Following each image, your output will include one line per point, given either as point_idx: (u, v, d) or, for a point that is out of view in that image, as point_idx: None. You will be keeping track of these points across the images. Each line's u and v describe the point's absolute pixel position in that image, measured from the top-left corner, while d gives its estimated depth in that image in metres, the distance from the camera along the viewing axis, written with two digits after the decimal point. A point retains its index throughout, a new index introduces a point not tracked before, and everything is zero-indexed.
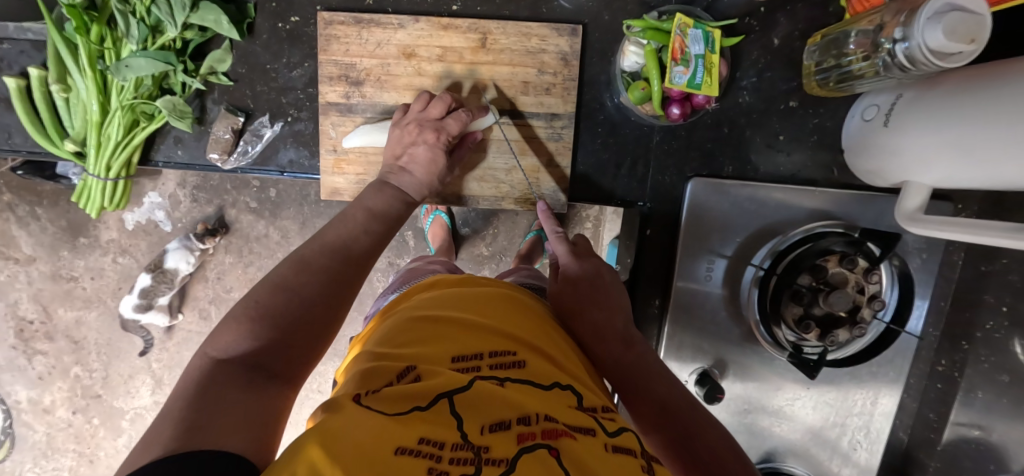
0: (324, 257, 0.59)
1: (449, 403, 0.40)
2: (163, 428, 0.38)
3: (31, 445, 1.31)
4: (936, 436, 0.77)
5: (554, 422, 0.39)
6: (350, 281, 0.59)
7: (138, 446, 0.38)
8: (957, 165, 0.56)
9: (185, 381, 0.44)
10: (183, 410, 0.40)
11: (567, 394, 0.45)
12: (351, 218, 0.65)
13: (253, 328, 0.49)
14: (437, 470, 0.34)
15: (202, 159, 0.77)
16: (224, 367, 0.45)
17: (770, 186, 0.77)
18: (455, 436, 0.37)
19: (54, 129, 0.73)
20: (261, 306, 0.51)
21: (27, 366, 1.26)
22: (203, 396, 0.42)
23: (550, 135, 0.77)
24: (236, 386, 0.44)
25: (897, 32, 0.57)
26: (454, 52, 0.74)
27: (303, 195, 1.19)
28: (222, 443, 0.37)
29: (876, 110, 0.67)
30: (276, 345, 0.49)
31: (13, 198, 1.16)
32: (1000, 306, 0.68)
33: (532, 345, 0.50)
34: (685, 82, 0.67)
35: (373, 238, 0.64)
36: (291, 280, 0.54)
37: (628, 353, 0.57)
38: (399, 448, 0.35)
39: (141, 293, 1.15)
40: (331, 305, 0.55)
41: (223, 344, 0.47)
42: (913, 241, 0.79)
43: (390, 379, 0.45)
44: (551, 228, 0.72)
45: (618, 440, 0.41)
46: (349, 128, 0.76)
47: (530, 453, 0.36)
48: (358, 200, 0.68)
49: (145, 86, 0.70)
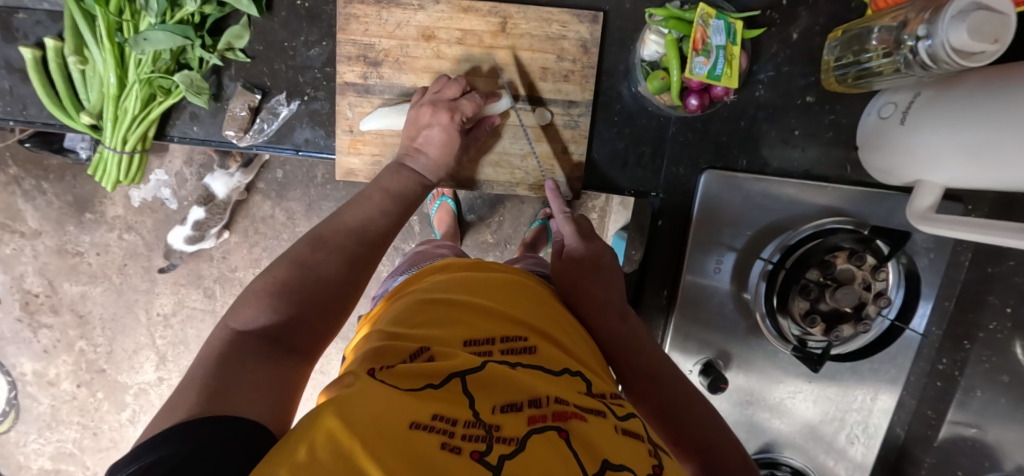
0: (341, 236, 0.59)
1: (461, 382, 0.41)
2: (185, 394, 0.39)
3: (35, 417, 1.32)
4: (933, 433, 0.78)
5: (564, 404, 0.40)
6: (366, 261, 0.59)
7: (160, 409, 0.39)
8: (975, 166, 0.56)
9: (206, 350, 0.45)
10: (205, 376, 0.40)
11: (577, 380, 0.45)
12: (368, 199, 0.65)
13: (272, 301, 0.49)
14: (450, 445, 0.34)
15: (217, 136, 0.77)
16: (244, 338, 0.46)
17: (783, 181, 0.77)
18: (467, 414, 0.38)
19: (70, 101, 0.73)
20: (280, 280, 0.51)
21: (32, 338, 1.27)
22: (224, 364, 0.42)
23: (567, 122, 0.77)
24: (256, 356, 0.45)
25: (921, 29, 0.57)
26: (474, 35, 0.74)
27: (311, 176, 1.20)
28: (244, 410, 0.38)
29: (893, 108, 0.66)
30: (295, 320, 0.50)
31: (19, 171, 1.16)
32: (1003, 307, 0.69)
33: (543, 331, 0.50)
34: (706, 73, 0.67)
35: (390, 219, 0.65)
36: (308, 257, 0.55)
37: (624, 327, 0.60)
38: (414, 422, 0.36)
39: (194, 226, 1.16)
40: (347, 284, 0.56)
41: (243, 316, 0.48)
42: (922, 240, 0.79)
43: (403, 358, 0.45)
44: (558, 207, 0.73)
45: (627, 424, 0.42)
46: (366, 110, 0.76)
47: (541, 433, 0.37)
48: (375, 181, 0.68)
49: (163, 60, 0.69)
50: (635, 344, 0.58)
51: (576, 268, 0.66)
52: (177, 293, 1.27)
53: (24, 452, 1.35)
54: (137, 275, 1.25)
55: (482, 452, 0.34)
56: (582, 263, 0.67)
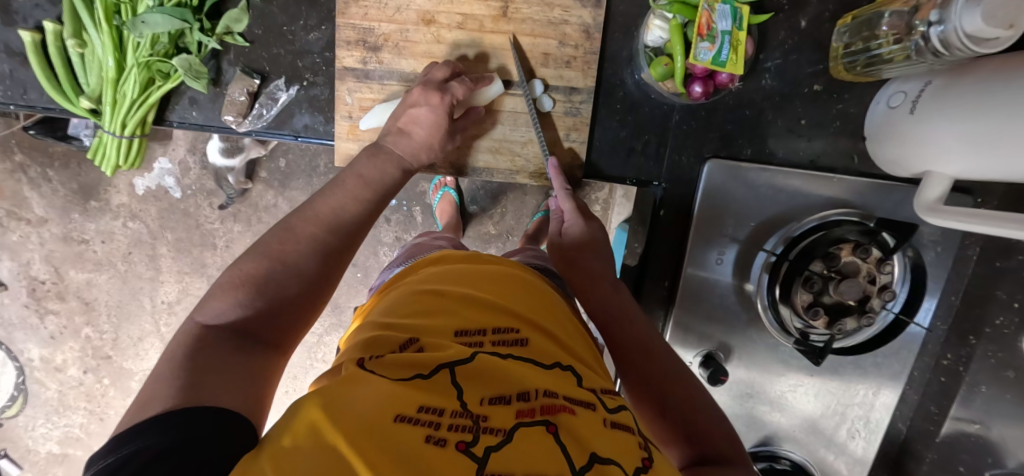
0: (312, 226, 0.58)
1: (450, 374, 0.41)
2: (157, 388, 0.39)
3: (43, 402, 1.34)
4: (935, 428, 0.77)
5: (553, 397, 0.39)
6: (341, 251, 0.59)
7: (133, 403, 0.40)
8: (984, 157, 0.54)
9: (174, 344, 0.45)
10: (177, 370, 0.41)
11: (568, 374, 0.45)
12: (341, 185, 0.64)
13: (240, 295, 0.49)
14: (435, 438, 0.34)
15: (216, 121, 0.77)
16: (213, 333, 0.46)
17: (788, 172, 0.76)
18: (455, 405, 0.38)
19: (69, 85, 0.73)
20: (248, 273, 0.51)
21: (39, 324, 1.29)
22: (197, 357, 0.43)
23: (568, 109, 0.76)
24: (228, 350, 0.45)
25: (933, 15, 0.55)
26: (475, 20, 0.73)
27: (313, 166, 1.20)
28: (220, 401, 0.40)
29: (903, 97, 0.65)
30: (266, 313, 0.50)
31: (25, 159, 1.16)
32: (1011, 302, 0.67)
33: (538, 324, 0.50)
34: (710, 59, 0.66)
35: (364, 207, 0.63)
36: (277, 248, 0.54)
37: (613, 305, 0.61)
38: (400, 414, 0.36)
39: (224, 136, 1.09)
40: (321, 274, 0.56)
41: (212, 310, 0.48)
42: (929, 232, 0.77)
43: (393, 347, 0.45)
44: (559, 184, 0.72)
45: (617, 417, 0.41)
46: (366, 95, 0.75)
47: (529, 427, 0.36)
48: (351, 166, 0.67)
49: (161, 44, 0.69)
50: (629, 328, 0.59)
51: (578, 258, 0.68)
52: (180, 281, 1.27)
53: (33, 436, 1.37)
54: (141, 263, 1.25)
55: (468, 443, 0.34)
56: (586, 252, 0.69)
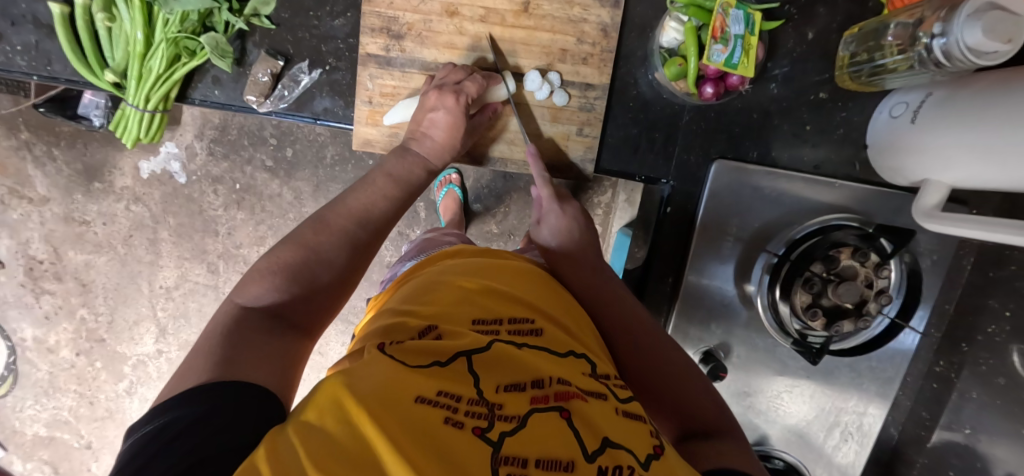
0: (343, 219, 0.59)
1: (467, 361, 0.42)
2: (199, 360, 0.41)
3: (33, 383, 1.33)
4: (927, 434, 0.78)
5: (567, 385, 0.41)
6: (367, 245, 0.60)
7: (175, 373, 0.41)
8: (977, 165, 0.57)
9: (213, 324, 0.46)
10: (218, 348, 0.43)
11: (581, 362, 0.46)
12: (371, 183, 0.65)
13: (276, 280, 0.50)
14: (453, 421, 0.36)
15: (238, 101, 0.78)
16: (248, 315, 0.48)
17: (792, 175, 0.78)
18: (471, 391, 0.39)
19: (94, 59, 0.74)
20: (284, 261, 0.52)
21: (34, 304, 1.28)
22: (233, 337, 0.45)
23: (583, 104, 0.78)
24: (263, 332, 0.47)
25: (937, 27, 0.58)
26: (497, 14, 0.75)
27: (320, 157, 1.21)
28: (254, 377, 0.41)
29: (905, 107, 0.67)
30: (298, 299, 0.51)
31: (31, 137, 1.17)
32: (1003, 311, 0.69)
33: (552, 317, 0.51)
34: (723, 60, 0.69)
35: (393, 204, 0.65)
36: (311, 239, 0.55)
37: (608, 292, 0.63)
38: (419, 397, 0.37)
39: None
40: (351, 268, 0.57)
41: (249, 294, 0.49)
42: (926, 240, 0.79)
43: (412, 335, 0.46)
44: (537, 170, 0.73)
45: (629, 406, 0.42)
46: (387, 81, 0.77)
47: (542, 413, 0.38)
48: (380, 166, 0.69)
49: (191, 21, 0.70)
50: (622, 312, 0.61)
51: (571, 259, 0.65)
52: (180, 267, 1.27)
53: (20, 418, 1.35)
54: (142, 247, 1.25)
55: (484, 429, 0.35)
56: (575, 258, 0.65)
